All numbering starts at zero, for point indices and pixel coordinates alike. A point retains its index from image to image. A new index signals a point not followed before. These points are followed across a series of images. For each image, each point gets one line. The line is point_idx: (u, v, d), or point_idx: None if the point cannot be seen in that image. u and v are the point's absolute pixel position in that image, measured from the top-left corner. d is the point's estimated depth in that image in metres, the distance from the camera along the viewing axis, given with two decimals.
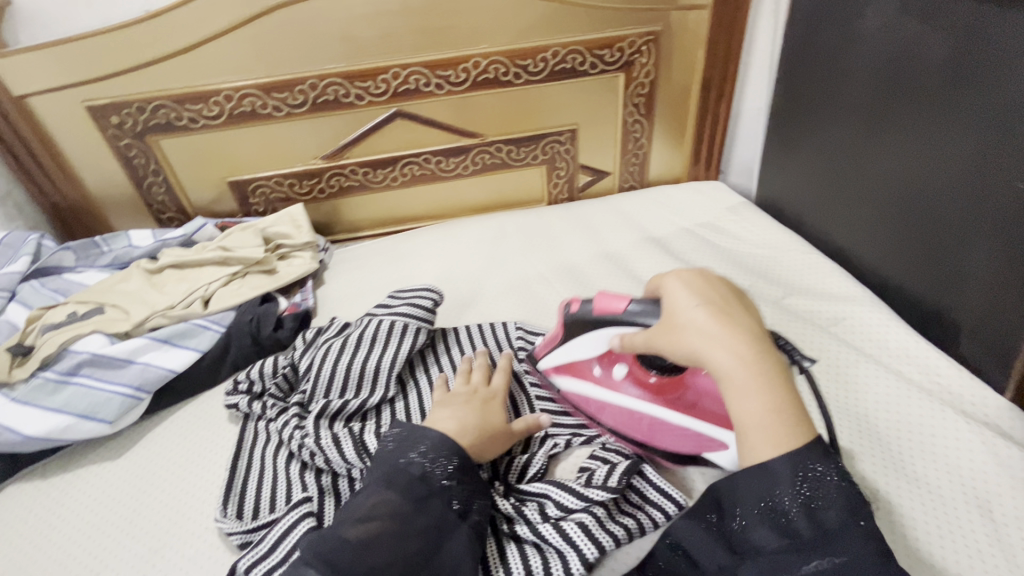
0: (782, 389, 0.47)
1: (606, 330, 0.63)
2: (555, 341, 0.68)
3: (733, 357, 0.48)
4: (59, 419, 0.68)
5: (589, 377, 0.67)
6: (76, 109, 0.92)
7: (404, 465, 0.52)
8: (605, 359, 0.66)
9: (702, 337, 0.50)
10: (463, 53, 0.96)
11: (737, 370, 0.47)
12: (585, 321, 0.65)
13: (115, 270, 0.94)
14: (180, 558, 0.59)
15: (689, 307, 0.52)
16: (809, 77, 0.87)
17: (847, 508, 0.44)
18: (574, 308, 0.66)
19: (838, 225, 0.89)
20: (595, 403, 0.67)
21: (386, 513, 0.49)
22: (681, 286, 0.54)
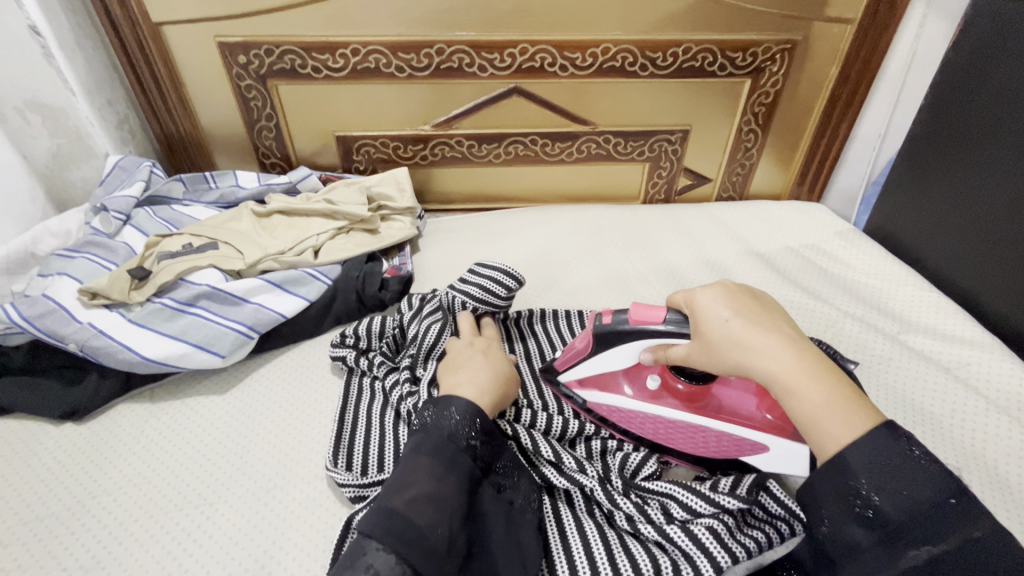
0: (830, 378, 0.48)
1: (640, 342, 0.60)
2: (578, 357, 0.65)
3: (781, 357, 0.49)
4: (177, 346, 0.69)
5: (622, 391, 0.65)
6: (207, 43, 0.92)
7: (432, 429, 0.51)
8: (634, 371, 0.64)
9: (740, 343, 0.51)
10: (595, 37, 0.93)
11: (790, 373, 0.49)
12: (615, 334, 0.61)
13: (221, 208, 0.95)
14: (291, 500, 0.59)
15: (722, 315, 0.53)
16: (960, 108, 0.83)
17: (936, 488, 0.42)
18: (604, 320, 0.62)
19: (964, 266, 0.85)
20: (629, 419, 0.64)
21: (423, 477, 0.47)
22: (712, 301, 0.55)
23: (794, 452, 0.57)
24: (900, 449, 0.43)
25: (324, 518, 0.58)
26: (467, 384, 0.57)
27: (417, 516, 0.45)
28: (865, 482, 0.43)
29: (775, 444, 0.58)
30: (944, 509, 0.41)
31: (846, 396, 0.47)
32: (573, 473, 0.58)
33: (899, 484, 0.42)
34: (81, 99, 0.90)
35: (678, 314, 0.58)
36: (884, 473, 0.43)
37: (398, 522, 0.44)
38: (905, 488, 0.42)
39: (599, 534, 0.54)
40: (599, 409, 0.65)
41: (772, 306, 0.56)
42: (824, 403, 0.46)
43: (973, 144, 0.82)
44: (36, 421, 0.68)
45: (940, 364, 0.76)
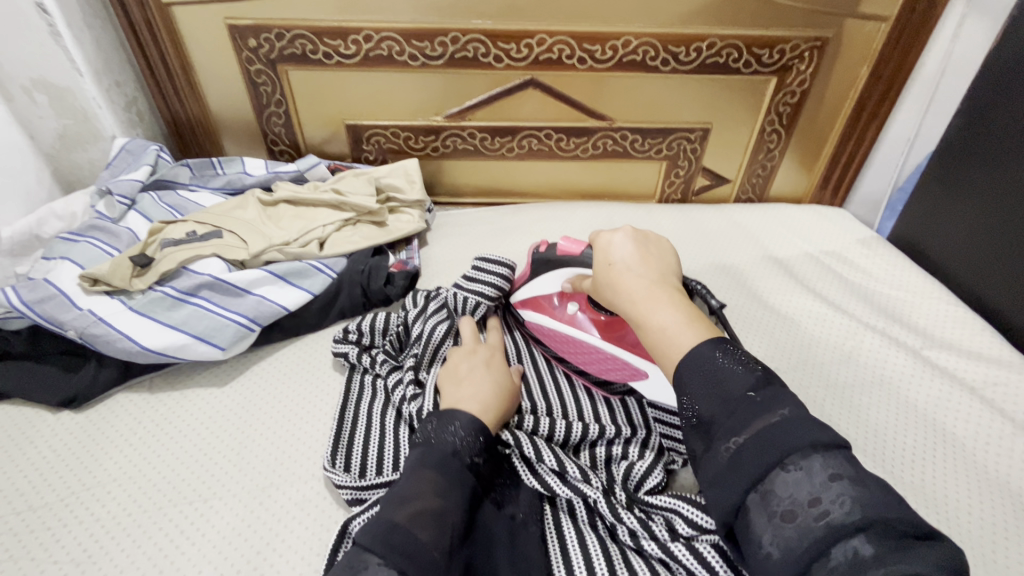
0: (687, 310, 0.51)
1: (562, 271, 0.70)
2: (525, 279, 0.76)
3: (642, 290, 0.53)
4: (177, 336, 0.68)
5: (550, 312, 0.73)
6: (217, 26, 0.90)
7: (434, 446, 0.50)
8: (564, 296, 0.71)
9: (617, 280, 0.56)
10: (615, 29, 0.90)
11: (642, 302, 0.53)
12: (546, 261, 0.71)
13: (227, 195, 0.94)
14: (287, 501, 0.58)
15: (613, 258, 0.58)
16: (999, 115, 0.79)
17: (744, 383, 0.43)
18: (540, 250, 0.72)
19: (995, 280, 0.81)
20: (552, 337, 0.73)
21: (428, 491, 0.45)
22: (612, 241, 0.60)
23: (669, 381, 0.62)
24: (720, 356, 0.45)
25: (320, 519, 0.56)
26: (470, 400, 0.56)
27: (422, 531, 0.42)
28: (692, 392, 0.45)
29: (654, 374, 0.64)
30: (748, 401, 0.42)
31: (699, 326, 0.49)
32: (577, 482, 0.56)
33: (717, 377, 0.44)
34: (89, 79, 0.88)
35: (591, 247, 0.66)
36: (712, 379, 0.44)
37: (400, 535, 0.41)
38: (722, 385, 0.43)
39: (599, 548, 0.52)
40: (533, 324, 0.75)
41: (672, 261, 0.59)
42: (668, 324, 0.50)
43: (1013, 154, 0.77)
44: (34, 407, 0.67)
45: (968, 386, 0.72)
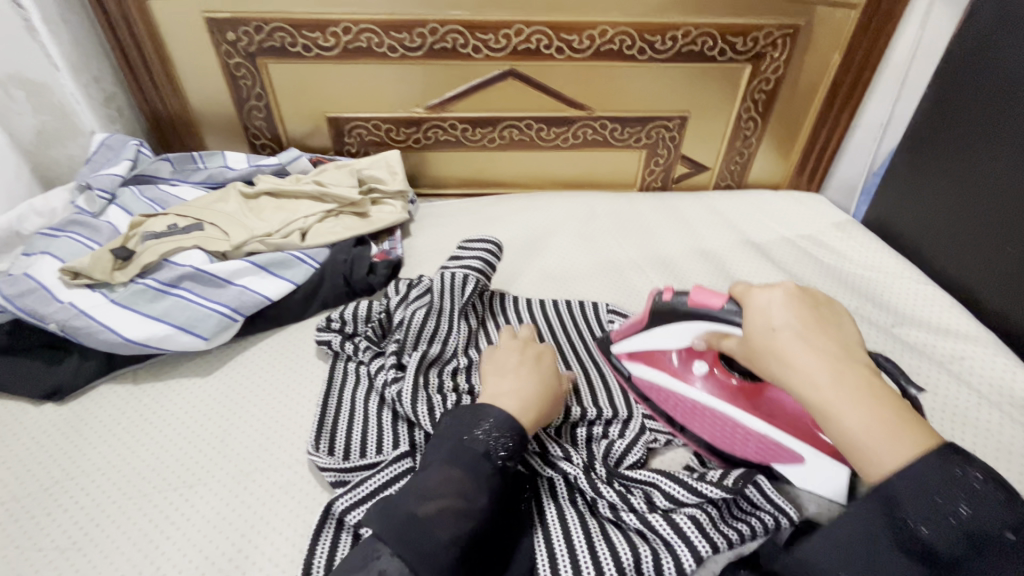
0: (886, 407, 0.43)
1: (695, 324, 0.58)
2: (636, 327, 0.65)
3: (825, 371, 0.44)
4: (159, 327, 0.68)
5: (668, 370, 0.64)
6: (195, 20, 0.90)
7: (463, 444, 0.50)
8: (686, 353, 0.63)
9: (786, 352, 0.47)
10: (592, 19, 0.91)
11: (830, 389, 0.44)
12: (670, 312, 0.60)
13: (209, 189, 0.94)
14: (273, 485, 0.59)
15: (775, 322, 0.49)
16: (964, 97, 0.81)
17: (997, 520, 0.37)
18: (664, 297, 0.61)
19: (964, 259, 0.83)
20: (671, 401, 0.64)
21: (451, 491, 0.47)
22: (770, 302, 0.50)
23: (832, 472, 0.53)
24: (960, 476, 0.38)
25: (304, 502, 0.57)
26: (508, 398, 0.56)
27: (440, 530, 0.45)
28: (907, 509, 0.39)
29: (813, 460, 0.54)
30: (1002, 544, 0.37)
31: (901, 428, 0.42)
32: (559, 462, 0.58)
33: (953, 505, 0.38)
34: (66, 75, 0.88)
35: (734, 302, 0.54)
36: (932, 499, 0.38)
37: (417, 530, 0.45)
38: (956, 519, 0.38)
39: (579, 521, 0.53)
40: (641, 380, 0.66)
41: (847, 326, 0.49)
42: (867, 427, 0.42)
43: (980, 136, 0.79)
44: (15, 401, 0.67)
45: (938, 362, 0.75)
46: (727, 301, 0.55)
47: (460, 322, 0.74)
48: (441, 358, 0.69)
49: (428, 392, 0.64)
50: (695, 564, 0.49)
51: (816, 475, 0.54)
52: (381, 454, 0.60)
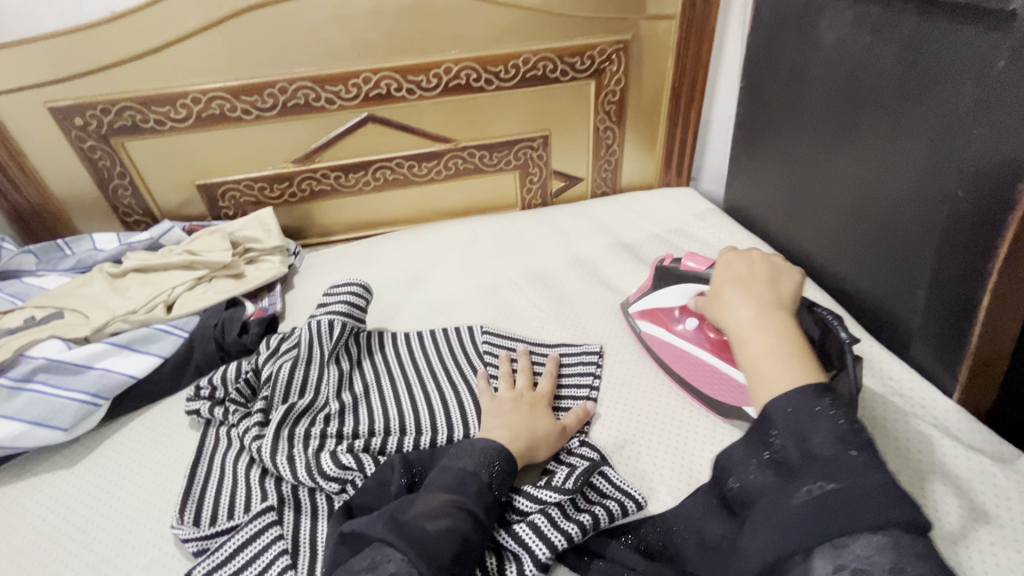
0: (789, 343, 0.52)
1: (689, 286, 0.70)
2: (647, 290, 0.78)
3: (747, 312, 0.56)
4: (12, 426, 0.67)
5: (667, 326, 0.74)
6: (39, 110, 0.90)
7: (471, 470, 0.55)
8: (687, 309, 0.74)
9: (725, 298, 0.60)
10: (434, 59, 0.96)
11: (746, 325, 0.56)
12: (673, 274, 0.73)
13: (78, 274, 0.93)
14: (134, 566, 0.58)
15: (727, 277, 0.62)
16: (770, 85, 0.89)
17: (840, 440, 0.43)
18: (665, 263, 0.74)
19: (802, 231, 0.90)
20: (667, 351, 0.74)
21: (454, 509, 0.50)
22: (732, 264, 0.64)
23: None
24: (825, 410, 0.45)
25: None
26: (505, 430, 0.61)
27: (439, 549, 0.47)
28: (778, 426, 0.46)
29: None
30: (845, 459, 0.42)
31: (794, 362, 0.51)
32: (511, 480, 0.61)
33: (810, 431, 0.44)
34: None
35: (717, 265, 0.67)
36: (795, 423, 0.45)
37: (428, 540, 0.47)
38: (810, 434, 0.44)
39: None
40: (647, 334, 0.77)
41: (787, 287, 0.60)
42: (765, 354, 0.52)
43: (789, 119, 0.87)
44: None
45: None
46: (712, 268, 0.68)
47: (330, 368, 0.75)
48: (314, 407, 0.70)
49: (294, 443, 0.65)
50: (538, 569, 0.52)
51: None
52: (243, 514, 0.60)
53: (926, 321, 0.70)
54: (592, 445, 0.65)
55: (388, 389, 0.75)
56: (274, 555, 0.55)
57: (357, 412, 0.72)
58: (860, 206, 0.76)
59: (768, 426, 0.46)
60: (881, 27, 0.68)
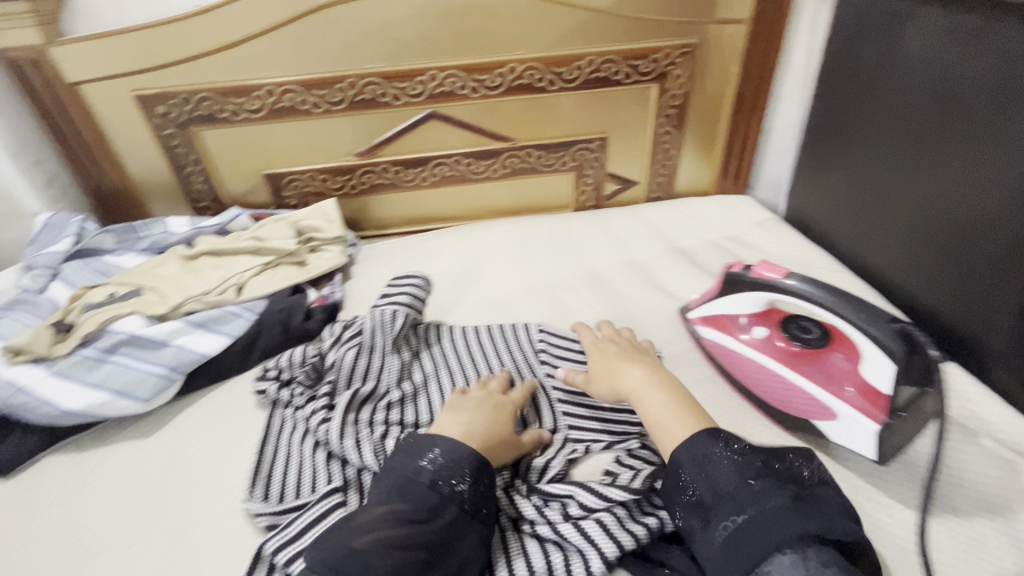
0: (680, 395, 0.61)
1: (762, 294, 0.68)
2: (711, 295, 0.76)
3: (642, 376, 0.65)
4: (97, 394, 0.71)
5: (732, 333, 0.73)
6: (125, 98, 0.95)
7: (410, 476, 0.54)
8: (756, 317, 0.72)
9: (618, 367, 0.68)
10: (499, 59, 0.97)
11: (643, 386, 0.64)
12: (741, 282, 0.70)
13: (152, 255, 0.98)
14: (208, 535, 0.61)
15: None
16: (846, 93, 0.87)
17: (739, 474, 0.50)
18: (734, 269, 0.72)
19: (871, 245, 0.87)
20: (731, 359, 0.72)
21: (391, 520, 0.50)
22: None
23: (864, 428, 0.58)
24: (720, 448, 0.53)
25: (239, 550, 0.59)
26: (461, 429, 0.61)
27: (377, 562, 0.46)
28: (686, 468, 0.53)
29: (844, 415, 0.59)
30: (748, 489, 0.49)
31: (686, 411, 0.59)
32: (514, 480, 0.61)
33: (712, 469, 0.51)
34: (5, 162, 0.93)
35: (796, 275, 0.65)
36: (702, 465, 0.52)
37: (352, 559, 0.46)
38: (711, 473, 0.51)
39: (502, 537, 0.56)
40: (709, 341, 0.75)
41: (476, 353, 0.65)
42: (661, 410, 0.60)
43: (864, 128, 0.85)
44: None
45: None
46: (787, 276, 0.65)
47: (392, 357, 0.76)
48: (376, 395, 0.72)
49: (358, 428, 0.66)
50: (604, 566, 0.52)
51: (845, 430, 0.59)
52: (311, 493, 0.62)
53: (1008, 343, 0.67)
54: (652, 448, 0.64)
55: (446, 381, 0.76)
56: None
57: (417, 402, 0.73)
58: (939, 221, 0.74)
59: (679, 470, 0.54)
60: (978, 36, 0.65)
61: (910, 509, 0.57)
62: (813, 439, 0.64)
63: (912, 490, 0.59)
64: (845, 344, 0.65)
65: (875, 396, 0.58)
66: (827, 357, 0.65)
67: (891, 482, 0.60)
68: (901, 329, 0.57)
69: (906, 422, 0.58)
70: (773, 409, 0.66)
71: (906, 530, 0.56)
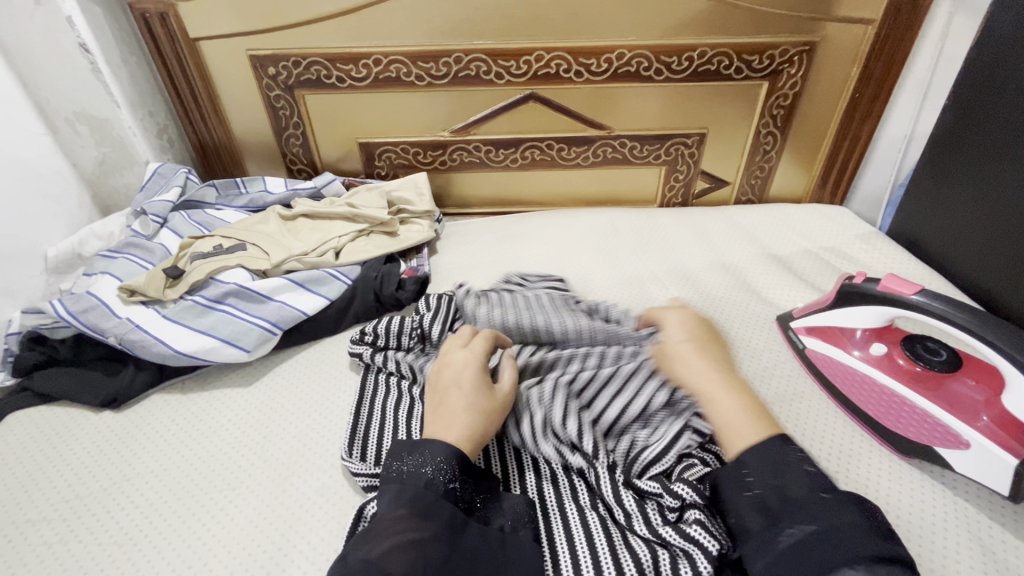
0: (750, 402, 0.58)
1: (886, 310, 0.64)
2: (820, 306, 0.73)
3: (711, 374, 0.61)
4: (205, 340, 0.74)
5: (845, 347, 0.70)
6: (240, 57, 0.98)
7: (407, 478, 0.50)
8: (872, 333, 0.69)
9: (686, 356, 0.64)
10: (609, 44, 0.95)
11: (713, 384, 0.60)
12: (861, 295, 0.67)
13: (250, 212, 1.01)
14: (308, 488, 0.62)
15: (675, 337, 0.67)
16: (988, 106, 0.81)
17: (811, 486, 0.48)
18: (854, 281, 0.68)
19: (995, 270, 0.82)
20: (840, 373, 0.69)
21: (405, 525, 0.45)
22: (678, 321, 0.69)
23: (999, 462, 0.55)
24: (799, 459, 0.51)
25: (339, 505, 0.60)
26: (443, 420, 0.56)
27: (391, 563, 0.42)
28: (751, 468, 0.51)
29: (976, 446, 0.56)
30: (819, 501, 0.47)
31: (759, 421, 0.56)
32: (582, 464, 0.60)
33: (783, 476, 0.50)
34: (125, 110, 0.97)
35: (930, 294, 0.60)
36: (774, 469, 0.50)
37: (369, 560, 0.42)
38: (786, 481, 0.49)
39: (601, 527, 0.54)
40: (815, 352, 0.72)
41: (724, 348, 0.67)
42: (734, 418, 0.56)
43: (1005, 145, 0.79)
44: (79, 408, 0.73)
45: None
46: (918, 293, 0.61)
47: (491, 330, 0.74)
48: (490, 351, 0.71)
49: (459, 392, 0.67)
50: (712, 564, 0.49)
51: (975, 460, 0.56)
52: None
53: None
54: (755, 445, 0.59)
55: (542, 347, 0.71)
56: None
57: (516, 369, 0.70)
58: None
59: (742, 469, 0.52)
60: None
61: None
62: (930, 468, 0.61)
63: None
64: (976, 372, 0.62)
65: (1015, 428, 0.55)
66: (953, 382, 0.62)
67: (1018, 522, 0.56)
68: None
69: None
70: (887, 430, 0.63)
71: None
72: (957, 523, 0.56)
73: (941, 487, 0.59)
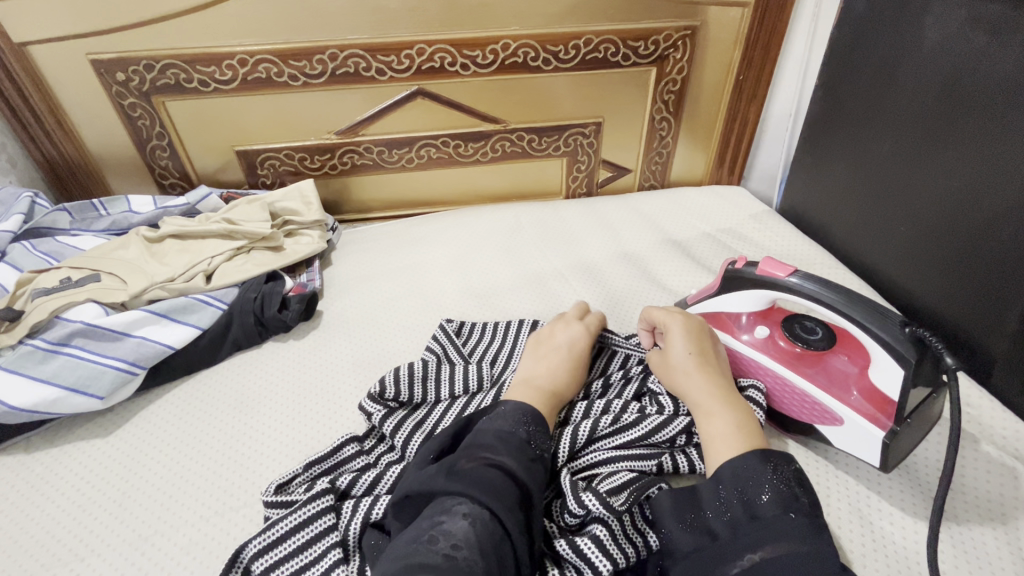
0: (743, 420, 0.53)
1: (767, 293, 0.64)
2: (709, 292, 0.71)
3: (710, 390, 0.56)
4: (47, 391, 0.65)
5: (733, 332, 0.69)
6: (80, 62, 0.87)
7: (511, 430, 0.50)
8: (756, 315, 0.68)
9: (688, 371, 0.59)
10: (493, 34, 0.91)
11: (713, 398, 0.55)
12: (743, 280, 0.66)
13: (112, 236, 0.90)
14: (171, 548, 0.55)
15: (679, 351, 0.61)
16: (854, 85, 0.83)
17: (781, 504, 0.44)
18: (736, 266, 0.67)
19: (871, 242, 0.86)
20: (729, 358, 0.69)
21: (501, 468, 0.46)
22: (680, 332, 0.62)
23: (868, 435, 0.56)
24: (769, 474, 0.46)
25: (207, 562, 0.54)
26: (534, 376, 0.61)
27: (493, 494, 0.43)
28: (724, 485, 0.47)
29: (850, 422, 0.58)
30: (785, 521, 0.43)
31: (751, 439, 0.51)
32: None
33: (756, 493, 0.46)
34: None
35: (803, 275, 0.60)
36: (744, 485, 0.46)
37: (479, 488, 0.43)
38: (751, 495, 0.46)
39: None
40: None
41: (725, 363, 0.62)
42: (723, 433, 0.52)
43: (870, 121, 0.82)
44: None
45: None
46: (793, 275, 0.61)
47: (440, 372, 0.67)
48: (449, 381, 0.66)
49: (412, 414, 0.63)
50: None
51: (850, 435, 0.58)
52: (299, 493, 0.56)
53: (1012, 347, 0.66)
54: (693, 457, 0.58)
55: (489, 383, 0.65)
56: (327, 545, 0.50)
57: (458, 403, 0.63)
58: (943, 217, 0.73)
59: (715, 483, 0.48)
60: (1003, 27, 0.62)
61: (912, 517, 0.56)
62: (813, 445, 0.64)
63: (915, 499, 0.57)
64: (850, 346, 0.63)
65: (881, 401, 0.56)
66: (831, 359, 0.63)
67: (892, 489, 0.58)
68: (914, 333, 0.53)
69: (911, 428, 0.56)
70: (775, 411, 0.65)
71: (912, 539, 0.54)
72: (839, 497, 0.58)
73: (826, 463, 0.61)
